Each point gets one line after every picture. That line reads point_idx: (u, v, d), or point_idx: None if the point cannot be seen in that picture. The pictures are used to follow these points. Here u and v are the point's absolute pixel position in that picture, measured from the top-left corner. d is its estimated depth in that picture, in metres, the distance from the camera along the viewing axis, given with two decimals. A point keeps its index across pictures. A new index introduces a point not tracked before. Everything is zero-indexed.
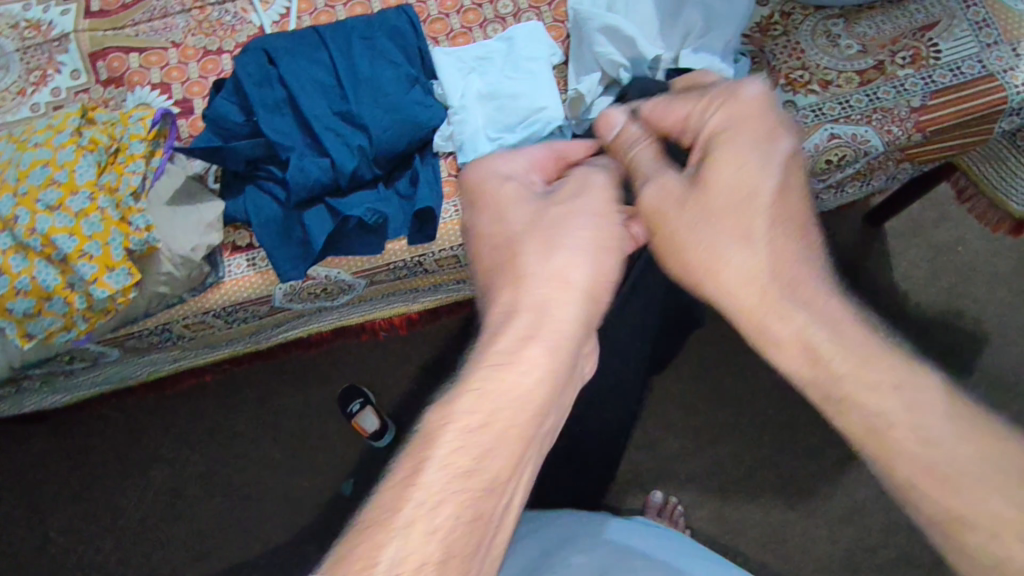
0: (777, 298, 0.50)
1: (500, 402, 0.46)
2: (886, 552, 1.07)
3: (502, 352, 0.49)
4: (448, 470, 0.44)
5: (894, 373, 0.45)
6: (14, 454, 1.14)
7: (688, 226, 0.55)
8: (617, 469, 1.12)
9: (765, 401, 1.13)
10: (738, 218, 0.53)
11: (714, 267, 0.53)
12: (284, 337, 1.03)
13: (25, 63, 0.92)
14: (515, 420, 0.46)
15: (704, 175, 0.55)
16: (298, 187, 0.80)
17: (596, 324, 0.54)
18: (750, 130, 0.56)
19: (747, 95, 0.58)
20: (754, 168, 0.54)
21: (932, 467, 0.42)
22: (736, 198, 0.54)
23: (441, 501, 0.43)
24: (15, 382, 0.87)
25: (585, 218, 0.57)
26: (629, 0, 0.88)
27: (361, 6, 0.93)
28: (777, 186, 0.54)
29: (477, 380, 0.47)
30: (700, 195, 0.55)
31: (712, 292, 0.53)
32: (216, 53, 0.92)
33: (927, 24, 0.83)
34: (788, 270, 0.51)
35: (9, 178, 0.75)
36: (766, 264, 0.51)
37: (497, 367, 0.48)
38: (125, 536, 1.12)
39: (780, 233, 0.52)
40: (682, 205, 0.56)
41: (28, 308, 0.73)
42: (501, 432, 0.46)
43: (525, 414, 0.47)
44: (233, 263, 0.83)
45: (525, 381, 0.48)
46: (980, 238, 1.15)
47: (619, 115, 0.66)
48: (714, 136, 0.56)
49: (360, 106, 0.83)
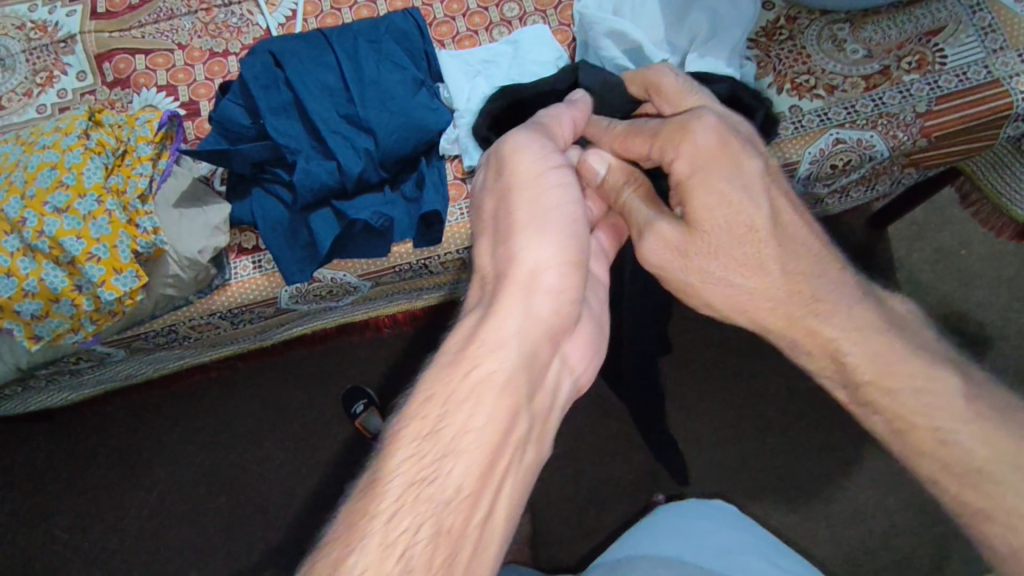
0: (798, 317, 0.52)
1: (454, 408, 0.46)
2: (888, 554, 1.08)
3: (454, 356, 0.48)
4: (406, 479, 0.42)
5: (918, 372, 0.49)
6: (19, 453, 1.14)
7: (698, 266, 0.55)
8: (620, 471, 1.12)
9: (768, 404, 1.13)
10: (740, 253, 0.53)
11: (731, 295, 0.55)
12: (287, 336, 1.04)
13: (31, 64, 0.92)
14: (474, 425, 0.45)
15: (697, 219, 0.54)
16: (304, 190, 0.80)
17: (548, 323, 0.53)
18: (723, 165, 0.54)
19: (704, 127, 0.55)
20: (741, 204, 0.53)
21: (957, 453, 0.46)
22: (736, 234, 0.54)
23: (400, 515, 0.41)
24: (22, 383, 0.87)
25: (525, 202, 0.58)
26: (634, 4, 0.88)
27: (368, 9, 0.93)
28: (770, 215, 0.54)
29: (433, 386, 0.47)
30: (701, 238, 0.54)
31: (735, 313, 0.55)
32: (222, 55, 0.92)
33: (933, 29, 0.83)
34: (804, 288, 0.53)
35: (16, 180, 0.74)
36: (781, 285, 0.53)
37: (466, 368, 0.48)
38: (130, 535, 1.12)
39: (790, 254, 0.53)
40: (684, 252, 0.55)
41: (37, 310, 0.73)
42: (460, 439, 0.44)
43: (484, 419, 0.46)
44: (239, 265, 0.84)
45: (476, 385, 0.47)
46: (982, 241, 1.15)
47: (598, 158, 0.62)
48: (687, 182, 0.55)
49: (366, 109, 0.83)
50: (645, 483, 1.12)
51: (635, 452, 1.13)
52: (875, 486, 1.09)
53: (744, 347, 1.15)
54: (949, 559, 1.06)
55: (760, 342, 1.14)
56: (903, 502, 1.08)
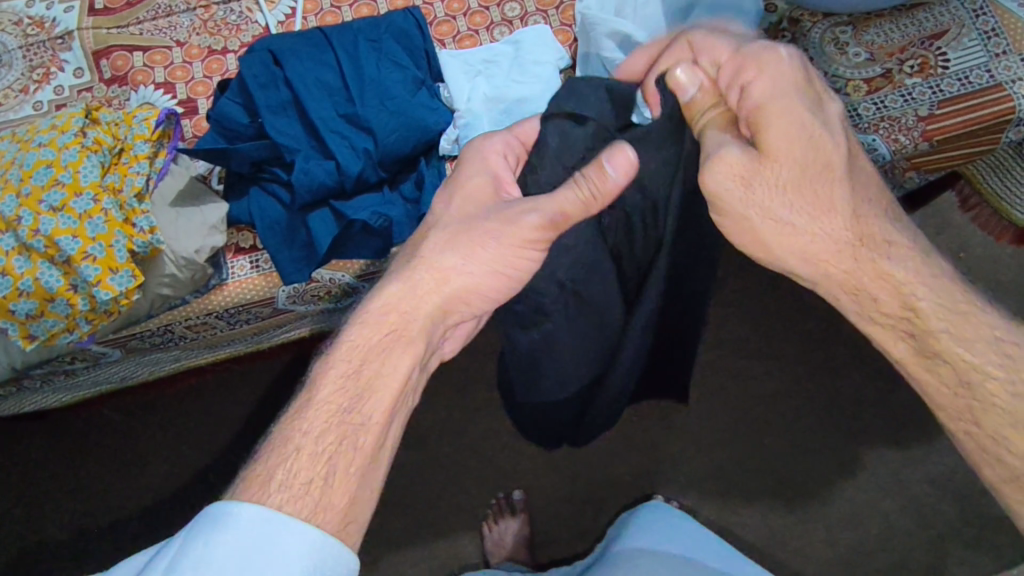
0: (864, 256, 0.51)
1: (356, 401, 0.53)
2: (884, 557, 1.07)
3: (364, 346, 0.55)
4: (310, 460, 0.50)
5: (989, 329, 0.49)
6: (14, 451, 1.13)
7: (764, 199, 0.53)
8: (617, 472, 1.11)
9: (766, 406, 1.13)
10: (811, 188, 0.52)
11: (795, 237, 0.53)
12: (286, 338, 1.03)
13: (28, 60, 0.91)
14: (368, 419, 0.52)
15: (766, 142, 0.53)
16: (302, 189, 0.79)
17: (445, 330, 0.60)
18: (801, 96, 0.54)
19: (785, 61, 0.55)
20: (819, 135, 0.53)
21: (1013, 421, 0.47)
22: (812, 166, 0.52)
23: (308, 478, 0.49)
24: (16, 382, 0.86)
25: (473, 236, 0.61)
26: (637, 5, 0.88)
27: (368, 7, 0.93)
28: (847, 151, 0.53)
29: (335, 372, 0.54)
30: (769, 165, 0.53)
31: (798, 266, 0.54)
32: (221, 53, 0.91)
33: (936, 33, 0.83)
34: (871, 232, 0.52)
35: (12, 178, 0.74)
36: (847, 229, 0.52)
37: (372, 362, 0.54)
38: (122, 536, 1.10)
39: (859, 200, 0.53)
40: (752, 182, 0.53)
41: (31, 309, 0.73)
42: (351, 429, 0.52)
43: (377, 413, 0.53)
44: (236, 265, 0.83)
45: (380, 379, 0.54)
46: (982, 245, 1.15)
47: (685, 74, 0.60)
48: (763, 105, 0.54)
49: (365, 108, 0.82)
50: (642, 485, 1.11)
51: (632, 453, 1.12)
52: (872, 488, 1.09)
53: (742, 349, 1.14)
54: (946, 563, 1.06)
55: (759, 344, 1.14)
56: (901, 506, 1.08)
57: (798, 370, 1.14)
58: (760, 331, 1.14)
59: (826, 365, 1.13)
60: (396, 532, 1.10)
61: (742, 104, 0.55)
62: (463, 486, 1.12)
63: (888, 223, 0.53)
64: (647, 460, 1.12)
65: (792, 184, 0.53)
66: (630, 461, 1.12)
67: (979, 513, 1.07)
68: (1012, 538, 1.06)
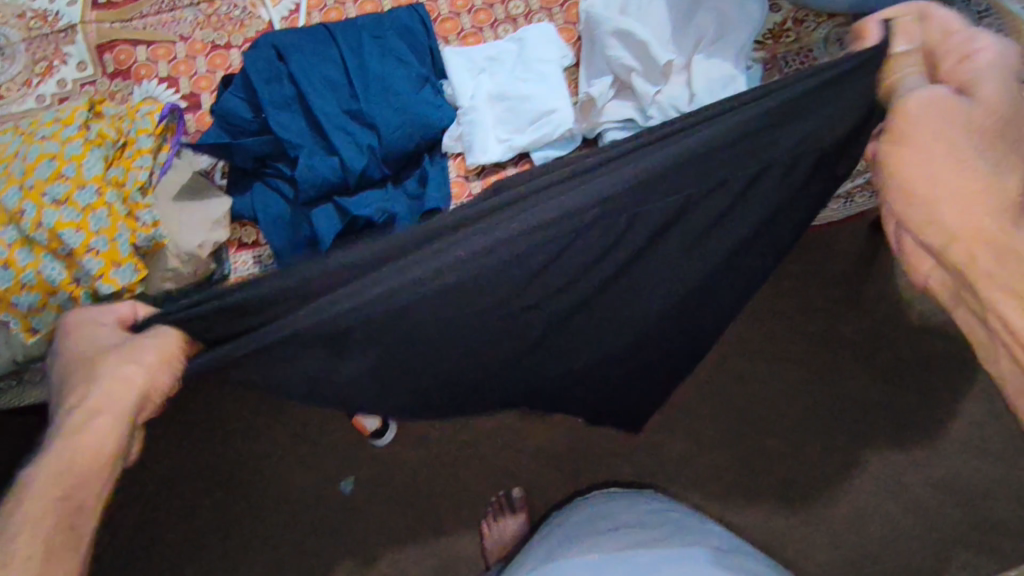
0: (980, 237, 0.51)
1: (64, 473, 0.58)
2: (885, 558, 1.07)
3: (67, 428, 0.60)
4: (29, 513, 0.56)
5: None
6: (14, 445, 1.13)
7: (919, 156, 0.54)
8: (617, 471, 1.12)
9: (767, 406, 1.13)
10: (955, 152, 0.52)
11: (928, 206, 0.53)
12: None
13: (30, 53, 0.91)
14: (78, 478, 0.58)
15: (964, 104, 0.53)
16: (306, 185, 0.80)
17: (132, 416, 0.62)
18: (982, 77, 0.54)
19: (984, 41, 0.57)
20: (953, 110, 0.53)
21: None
22: (938, 134, 0.53)
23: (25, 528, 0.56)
24: (18, 375, 0.86)
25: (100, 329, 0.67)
26: (641, 3, 0.87)
27: (372, 3, 0.92)
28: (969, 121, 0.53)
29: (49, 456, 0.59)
30: (958, 125, 0.53)
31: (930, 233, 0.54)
32: (224, 48, 0.91)
33: None
34: (972, 208, 0.51)
35: (15, 171, 0.74)
36: (944, 199, 0.52)
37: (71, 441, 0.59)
38: (124, 530, 1.11)
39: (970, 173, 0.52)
40: (910, 135, 0.55)
41: (34, 302, 0.72)
42: (66, 492, 0.58)
43: (90, 471, 0.59)
44: (239, 260, 0.83)
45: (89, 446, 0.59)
46: None
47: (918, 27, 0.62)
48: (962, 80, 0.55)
49: (369, 104, 0.82)
50: (643, 485, 1.11)
51: (633, 452, 1.12)
52: (873, 489, 1.09)
53: (743, 349, 1.15)
54: (947, 565, 1.06)
55: (760, 345, 1.14)
56: (901, 507, 1.08)
57: (798, 372, 1.14)
58: (761, 331, 1.15)
59: (827, 366, 1.13)
60: (396, 529, 1.10)
61: (954, 73, 0.57)
62: (464, 485, 1.11)
63: (1006, 212, 0.51)
64: (648, 459, 1.12)
65: (942, 141, 0.53)
66: (631, 461, 1.12)
67: (979, 515, 1.07)
68: (1012, 540, 1.06)
